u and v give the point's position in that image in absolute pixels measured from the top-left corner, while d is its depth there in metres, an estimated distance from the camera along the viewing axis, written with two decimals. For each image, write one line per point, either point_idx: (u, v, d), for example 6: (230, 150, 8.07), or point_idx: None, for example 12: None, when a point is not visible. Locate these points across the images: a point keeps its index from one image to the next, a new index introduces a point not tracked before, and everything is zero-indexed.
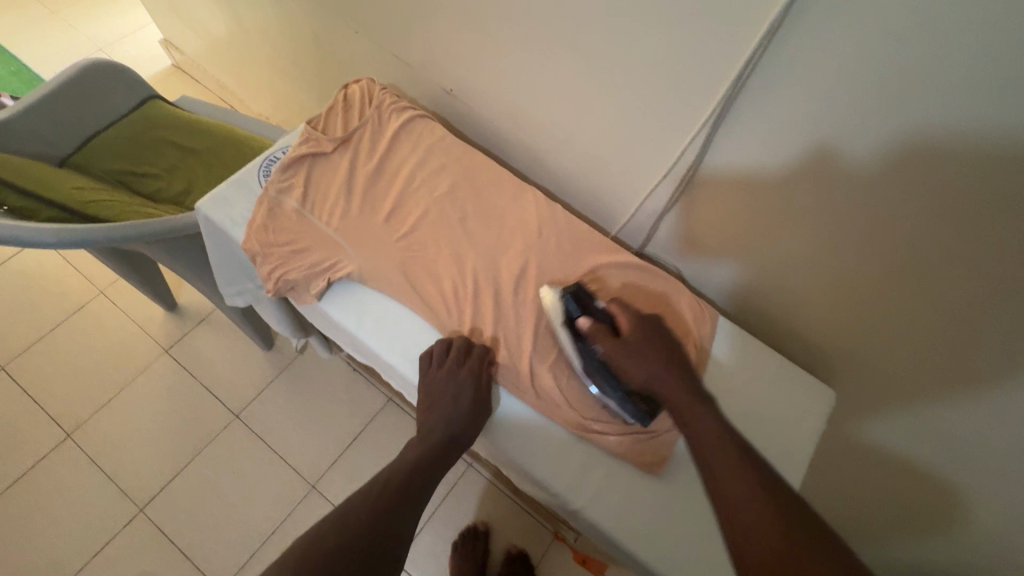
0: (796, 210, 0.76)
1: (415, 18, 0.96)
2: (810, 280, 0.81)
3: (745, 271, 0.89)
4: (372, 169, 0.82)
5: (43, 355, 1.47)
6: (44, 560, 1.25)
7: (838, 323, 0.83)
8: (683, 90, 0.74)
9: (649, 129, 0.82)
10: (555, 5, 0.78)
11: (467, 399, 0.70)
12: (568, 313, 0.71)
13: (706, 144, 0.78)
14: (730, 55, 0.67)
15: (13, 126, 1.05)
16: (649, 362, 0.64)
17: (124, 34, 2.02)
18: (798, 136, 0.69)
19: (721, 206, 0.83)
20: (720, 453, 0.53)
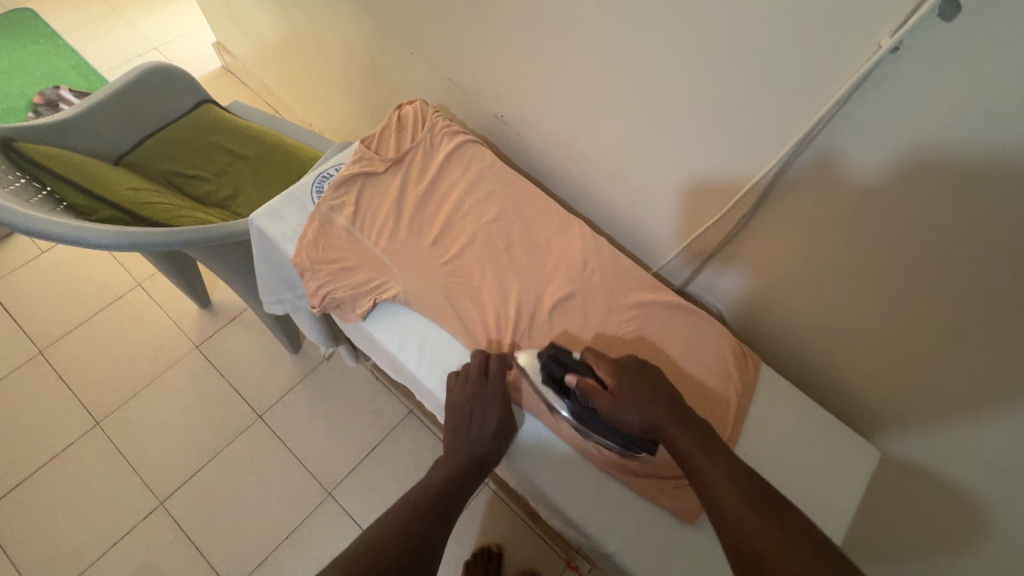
0: (844, 260, 0.74)
1: (471, 44, 0.98)
2: (858, 335, 0.80)
3: (791, 317, 0.87)
4: (422, 192, 0.83)
5: (80, 342, 1.51)
6: (65, 545, 1.27)
7: (884, 380, 0.81)
8: (738, 137, 0.74)
9: (701, 169, 0.81)
10: (607, 40, 0.78)
11: (494, 418, 0.70)
12: (550, 372, 0.69)
13: (762, 195, 0.77)
14: (800, 110, 0.66)
15: (75, 125, 1.09)
16: (642, 408, 0.64)
17: (179, 35, 2.09)
18: (857, 193, 0.67)
19: (769, 248, 0.82)
20: (729, 493, 0.56)
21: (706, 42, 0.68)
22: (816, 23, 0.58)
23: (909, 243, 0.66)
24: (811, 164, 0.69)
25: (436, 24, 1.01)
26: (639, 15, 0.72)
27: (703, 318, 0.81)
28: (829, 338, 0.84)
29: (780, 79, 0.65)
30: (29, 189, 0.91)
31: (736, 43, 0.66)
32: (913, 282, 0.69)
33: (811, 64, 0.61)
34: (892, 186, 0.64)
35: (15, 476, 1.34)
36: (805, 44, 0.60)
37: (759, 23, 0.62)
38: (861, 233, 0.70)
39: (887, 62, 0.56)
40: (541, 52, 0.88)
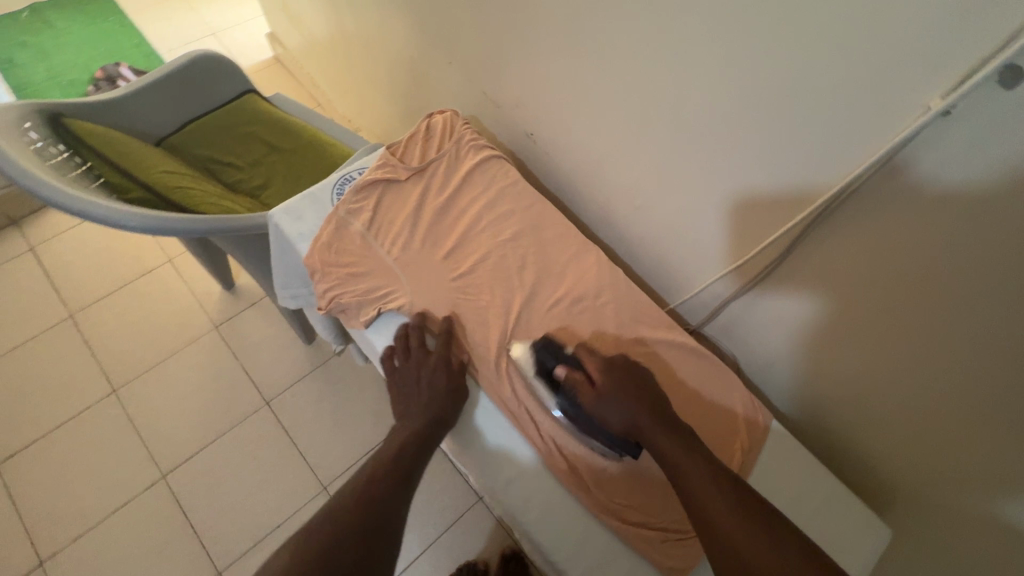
0: (870, 326, 0.70)
1: (510, 58, 0.97)
2: (883, 404, 0.75)
3: (815, 373, 0.82)
4: (441, 205, 0.82)
5: (108, 310, 1.56)
6: (70, 506, 1.31)
7: (905, 454, 0.76)
8: (779, 174, 0.69)
9: (734, 206, 0.77)
10: (646, 63, 0.75)
11: (442, 378, 0.71)
12: (542, 364, 0.70)
13: (791, 246, 0.73)
14: (840, 162, 0.62)
15: (123, 104, 1.13)
16: (622, 407, 0.63)
17: (236, 23, 2.16)
18: (889, 257, 0.63)
19: (802, 299, 0.77)
20: (714, 494, 0.54)
21: (747, 82, 0.65)
22: (866, 75, 0.55)
23: (946, 317, 0.61)
24: (845, 221, 0.66)
25: (477, 36, 1.00)
26: (680, 48, 0.70)
27: (716, 365, 0.78)
28: (852, 402, 0.79)
29: (822, 128, 0.61)
30: (69, 163, 0.94)
31: (778, 87, 0.63)
32: (947, 358, 0.64)
33: (857, 116, 0.58)
34: (932, 253, 0.59)
35: (33, 433, 1.39)
36: (852, 95, 0.57)
37: (804, 69, 0.59)
38: (892, 299, 0.66)
39: (941, 122, 0.52)
40: (578, 74, 0.86)
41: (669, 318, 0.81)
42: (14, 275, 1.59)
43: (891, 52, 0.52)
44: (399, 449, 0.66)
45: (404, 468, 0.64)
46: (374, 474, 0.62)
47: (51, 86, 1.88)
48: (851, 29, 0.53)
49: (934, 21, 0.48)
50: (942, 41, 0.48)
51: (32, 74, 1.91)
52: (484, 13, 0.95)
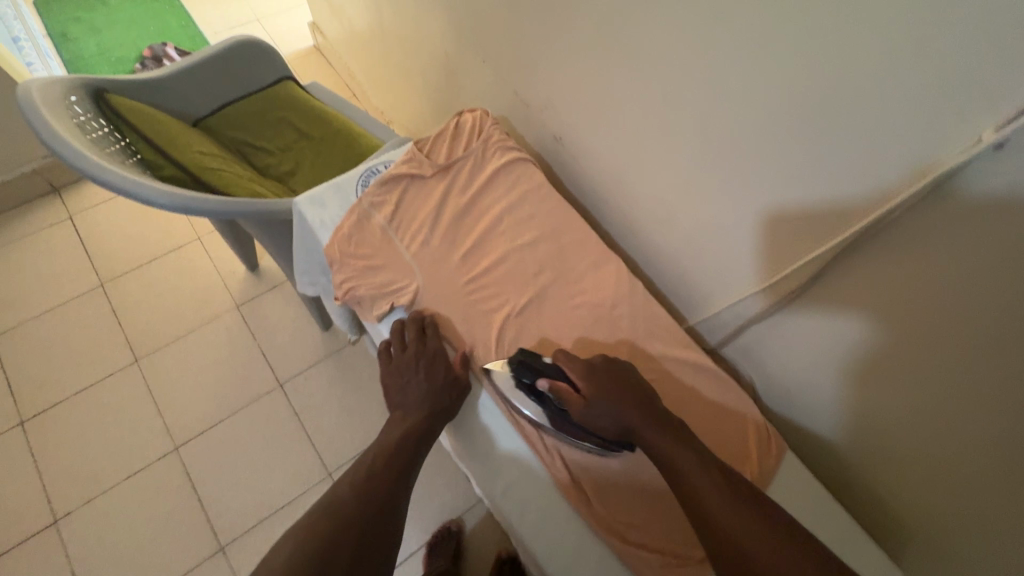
0: (897, 361, 0.67)
1: (544, 61, 0.96)
2: (904, 443, 0.71)
3: (839, 403, 0.78)
4: (463, 204, 0.82)
5: (137, 282, 1.61)
6: (86, 469, 1.36)
7: (925, 496, 0.72)
8: (818, 193, 0.66)
9: (767, 223, 0.74)
10: (682, 71, 0.73)
11: (439, 376, 0.71)
12: (523, 379, 0.68)
13: (824, 269, 0.70)
14: (878, 188, 0.59)
15: (164, 85, 1.16)
16: (615, 413, 0.63)
17: (280, 11, 2.20)
18: (923, 292, 0.60)
19: (832, 324, 0.73)
20: (703, 478, 0.57)
21: (784, 100, 0.63)
22: (911, 99, 0.52)
23: (978, 359, 0.58)
24: (879, 250, 0.63)
25: (513, 35, 1.00)
26: (717, 61, 0.68)
27: (731, 387, 0.75)
28: (871, 437, 0.76)
29: (860, 151, 0.59)
30: (108, 138, 0.97)
31: (817, 106, 0.60)
32: (976, 401, 0.61)
33: (898, 143, 0.55)
34: (970, 290, 0.56)
35: (56, 394, 1.44)
36: (896, 120, 0.54)
37: (846, 89, 0.57)
38: (922, 335, 0.63)
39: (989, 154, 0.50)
40: (611, 80, 0.85)
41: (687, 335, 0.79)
42: (52, 241, 1.66)
43: (940, 76, 0.50)
44: (397, 446, 0.67)
45: (401, 467, 0.66)
46: (371, 470, 0.65)
47: (101, 62, 1.95)
48: (900, 50, 0.51)
49: (989, 47, 0.46)
50: (997, 68, 0.46)
51: (83, 48, 1.98)
52: (522, 13, 0.94)
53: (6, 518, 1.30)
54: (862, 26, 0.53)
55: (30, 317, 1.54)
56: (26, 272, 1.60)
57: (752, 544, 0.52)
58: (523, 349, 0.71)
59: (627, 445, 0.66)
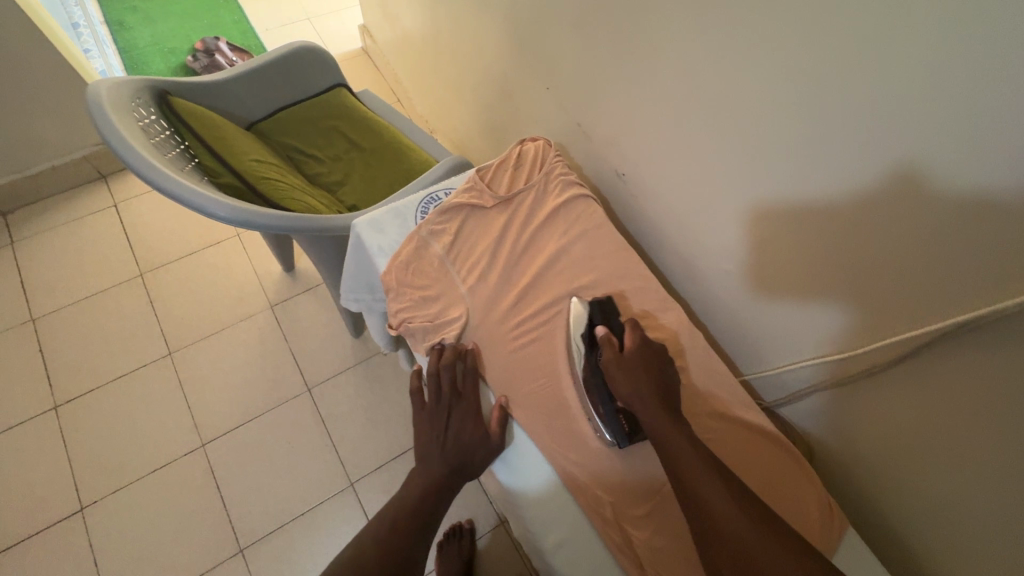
0: (881, 352, 0.68)
1: (609, 94, 0.94)
2: (880, 436, 0.72)
3: (906, 494, 0.71)
4: (522, 239, 0.81)
5: (175, 275, 1.63)
6: (114, 459, 1.37)
7: (898, 495, 0.73)
8: (918, 268, 0.60)
9: (848, 288, 0.69)
10: (767, 122, 0.69)
11: (472, 423, 0.69)
12: (590, 320, 0.74)
13: (915, 350, 0.64)
14: (871, 179, 0.61)
15: (223, 88, 1.17)
16: (638, 378, 0.66)
17: (331, 11, 2.21)
18: (950, 317, 0.59)
19: (909, 410, 0.67)
20: (694, 460, 0.59)
21: (799, 96, 0.64)
22: (918, 103, 0.53)
23: (963, 355, 0.59)
24: (865, 239, 0.64)
25: (578, 63, 0.98)
26: (801, 107, 0.64)
27: (790, 453, 0.72)
28: (852, 432, 0.76)
29: (862, 147, 0.60)
30: (169, 142, 0.97)
31: (828, 103, 0.61)
32: (964, 409, 0.61)
33: (898, 141, 0.56)
34: (966, 295, 0.56)
35: (90, 381, 1.46)
36: (898, 119, 0.55)
37: (860, 87, 0.57)
38: (907, 327, 0.64)
39: (975, 156, 0.50)
40: (676, 118, 0.83)
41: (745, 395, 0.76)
42: (96, 227, 1.68)
43: (950, 83, 0.50)
44: (424, 490, 0.68)
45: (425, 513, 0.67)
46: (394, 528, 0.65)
47: (154, 53, 1.98)
48: (921, 59, 0.51)
49: (1002, 61, 0.46)
50: (1010, 84, 0.46)
51: (138, 38, 2.01)
52: (590, 44, 0.92)
53: (34, 502, 1.31)
54: (902, 48, 0.52)
55: (71, 302, 1.56)
56: (70, 256, 1.63)
57: (731, 530, 0.54)
58: (607, 298, 0.77)
59: (628, 436, 0.68)
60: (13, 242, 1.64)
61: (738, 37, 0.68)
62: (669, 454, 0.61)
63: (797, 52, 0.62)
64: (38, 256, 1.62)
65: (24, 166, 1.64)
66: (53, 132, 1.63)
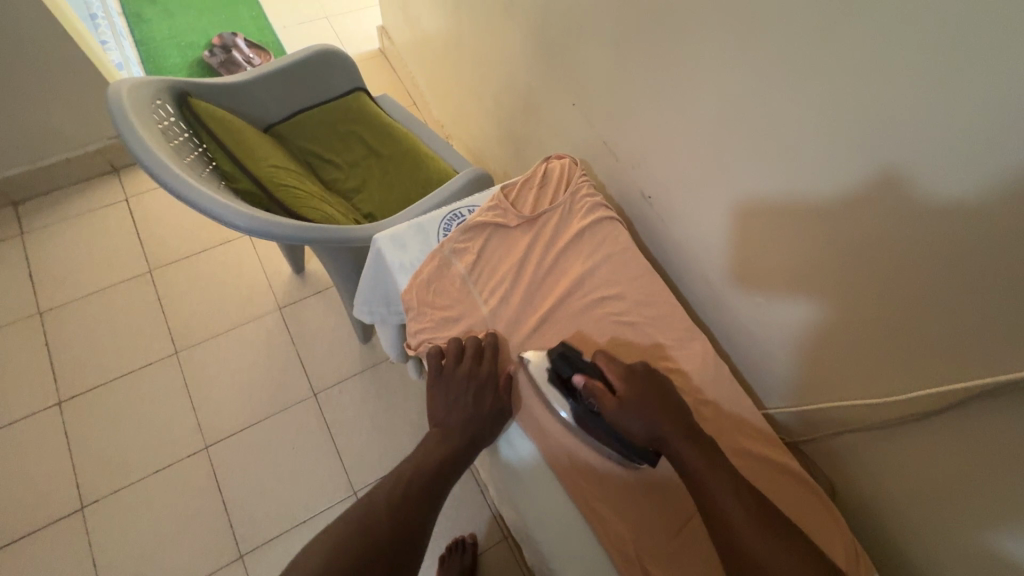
0: (863, 348, 0.71)
1: (637, 113, 0.92)
2: (880, 446, 0.73)
3: (935, 549, 0.68)
4: (546, 261, 0.79)
5: (184, 272, 1.61)
6: (116, 457, 1.35)
7: (894, 508, 0.73)
8: (964, 317, 0.57)
9: (885, 330, 0.67)
10: (805, 155, 0.67)
11: (488, 401, 0.69)
12: (558, 371, 0.69)
13: (956, 402, 0.61)
14: (855, 183, 0.63)
15: (242, 90, 1.15)
16: (648, 422, 0.63)
17: (350, 10, 2.20)
18: (997, 373, 0.56)
19: (944, 461, 0.65)
20: (731, 498, 0.58)
21: (797, 103, 0.66)
22: (921, 126, 0.54)
23: (997, 403, 0.57)
24: (854, 245, 0.66)
25: (606, 80, 0.96)
26: (842, 142, 0.62)
27: (813, 491, 0.71)
28: (854, 444, 0.77)
29: (852, 153, 0.62)
30: (188, 145, 0.96)
31: (862, 134, 0.60)
32: (956, 421, 0.62)
33: (887, 147, 0.58)
34: (954, 306, 0.58)
35: (96, 377, 1.44)
36: (887, 127, 0.57)
37: (855, 96, 0.59)
38: (951, 377, 0.61)
39: (955, 163, 0.53)
40: (707, 143, 0.81)
41: (773, 433, 0.75)
42: (107, 221, 1.67)
43: (942, 95, 0.52)
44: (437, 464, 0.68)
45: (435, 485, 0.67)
46: (409, 487, 0.66)
47: (171, 46, 1.96)
48: (940, 90, 0.52)
49: None
50: (1002, 98, 0.47)
51: (155, 30, 2.00)
52: (621, 62, 0.91)
53: (34, 499, 1.30)
54: (928, 81, 0.52)
55: (79, 296, 1.55)
56: (80, 249, 1.61)
57: (769, 564, 0.54)
58: (564, 342, 0.72)
59: (648, 461, 0.66)
60: (23, 233, 1.62)
61: (776, 67, 0.66)
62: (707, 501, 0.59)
63: (841, 87, 0.60)
64: (47, 247, 1.61)
65: (37, 157, 1.63)
66: (68, 124, 1.62)
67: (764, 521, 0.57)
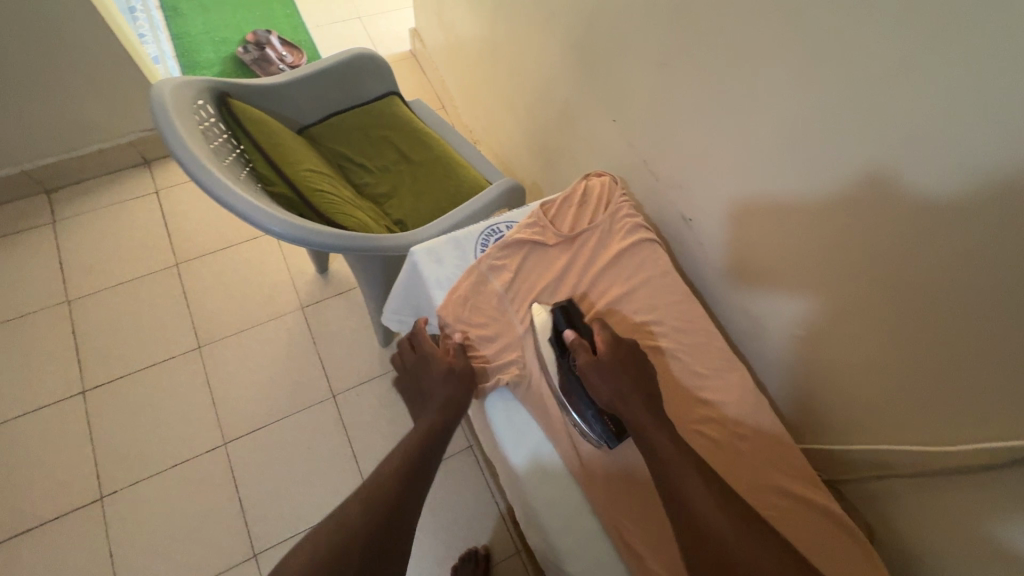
0: (858, 339, 0.74)
1: (679, 134, 0.90)
2: (926, 495, 0.70)
3: None
4: (583, 282, 0.78)
5: (209, 267, 1.62)
6: (137, 449, 1.36)
7: (936, 556, 0.70)
8: None
9: (943, 375, 0.64)
10: (864, 188, 0.65)
11: (437, 370, 0.70)
12: (555, 326, 0.72)
13: (1016, 460, 0.58)
14: (871, 190, 0.64)
15: (279, 91, 1.15)
16: (618, 383, 0.67)
17: (382, 11, 2.20)
18: None
19: (999, 519, 0.62)
20: (684, 469, 0.61)
21: (801, 103, 0.68)
22: (997, 169, 0.52)
23: None
24: (873, 256, 0.67)
25: (649, 99, 0.94)
26: (906, 179, 0.60)
27: (820, 510, 0.69)
28: (900, 488, 0.74)
29: (848, 149, 0.65)
30: (226, 145, 0.96)
31: (928, 172, 0.58)
32: (1008, 472, 0.60)
33: (883, 144, 0.61)
34: (1002, 341, 0.57)
35: (120, 368, 1.46)
36: (938, 153, 0.56)
37: (858, 95, 0.61)
38: (1012, 431, 0.58)
39: (944, 158, 0.56)
40: (753, 168, 0.79)
41: (812, 471, 0.72)
42: (136, 213, 1.69)
43: (989, 116, 0.51)
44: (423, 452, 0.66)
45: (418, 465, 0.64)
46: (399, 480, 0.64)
47: (206, 41, 1.98)
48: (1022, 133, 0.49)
49: None
50: None
51: (191, 25, 2.01)
52: (666, 81, 0.89)
53: (54, 487, 1.31)
54: (1009, 123, 0.50)
55: (106, 287, 1.56)
56: (108, 241, 1.63)
57: (717, 533, 0.57)
58: (569, 301, 0.75)
59: (613, 438, 0.68)
60: (55, 221, 1.65)
61: (834, 98, 0.64)
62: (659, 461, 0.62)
63: (907, 122, 0.58)
64: (78, 236, 1.63)
65: (72, 147, 1.65)
66: (104, 115, 1.64)
67: (716, 494, 0.60)
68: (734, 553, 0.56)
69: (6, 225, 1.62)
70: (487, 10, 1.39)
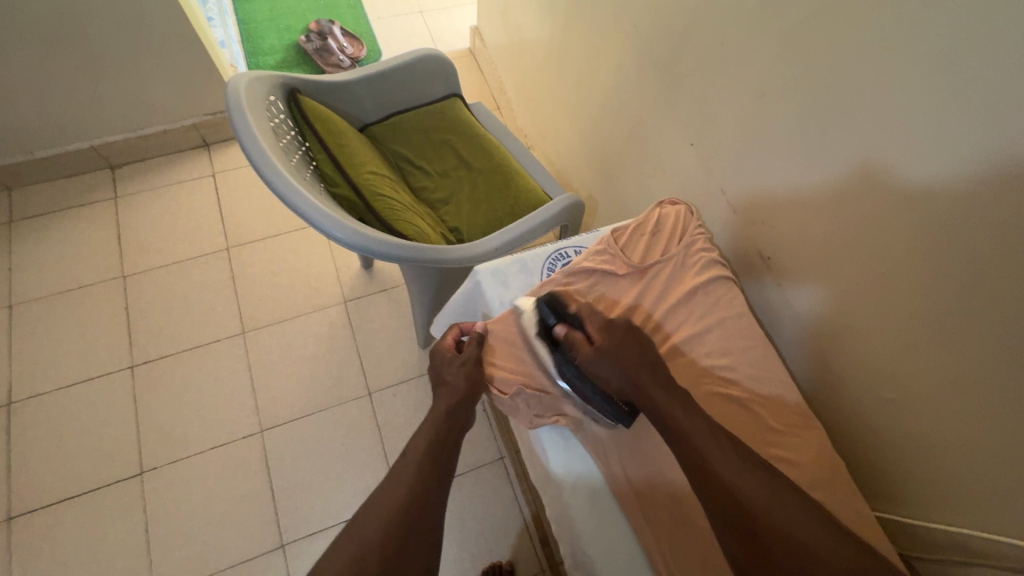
0: (900, 375, 0.72)
1: (763, 167, 0.85)
2: None
3: None
4: (651, 320, 0.74)
5: (259, 254, 1.64)
6: (178, 428, 1.39)
7: None
8: None
9: None
10: (978, 256, 0.58)
11: (466, 371, 0.69)
12: (543, 321, 0.69)
13: None
14: (983, 256, 0.58)
15: (346, 88, 1.14)
16: (621, 367, 0.63)
17: (445, 7, 2.18)
18: None
19: None
20: (706, 436, 0.58)
21: (856, 124, 0.68)
22: None
23: None
24: (965, 318, 0.61)
25: (732, 125, 0.89)
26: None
27: None
28: None
29: (903, 175, 0.64)
30: (293, 143, 0.95)
31: None
32: None
33: (880, 146, 0.65)
34: None
35: (168, 347, 1.49)
36: None
37: (862, 99, 0.66)
38: None
39: (975, 171, 0.56)
40: (843, 213, 0.73)
41: (870, 514, 0.67)
42: (193, 194, 1.72)
43: None
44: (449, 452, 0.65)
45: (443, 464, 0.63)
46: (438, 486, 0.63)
47: (271, 28, 2.00)
48: None
49: None
50: None
51: (258, 11, 2.04)
52: (754, 110, 0.84)
53: (98, 458, 1.34)
54: None
55: (159, 265, 1.60)
56: (165, 220, 1.67)
57: (743, 494, 0.54)
58: (554, 293, 0.72)
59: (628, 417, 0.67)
60: (117, 196, 1.69)
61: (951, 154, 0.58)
62: (682, 438, 0.58)
63: None
64: (137, 213, 1.67)
65: (138, 126, 1.69)
66: (170, 98, 1.67)
67: (738, 458, 0.57)
68: (763, 511, 0.53)
69: (73, 197, 1.68)
70: (559, 17, 1.36)
